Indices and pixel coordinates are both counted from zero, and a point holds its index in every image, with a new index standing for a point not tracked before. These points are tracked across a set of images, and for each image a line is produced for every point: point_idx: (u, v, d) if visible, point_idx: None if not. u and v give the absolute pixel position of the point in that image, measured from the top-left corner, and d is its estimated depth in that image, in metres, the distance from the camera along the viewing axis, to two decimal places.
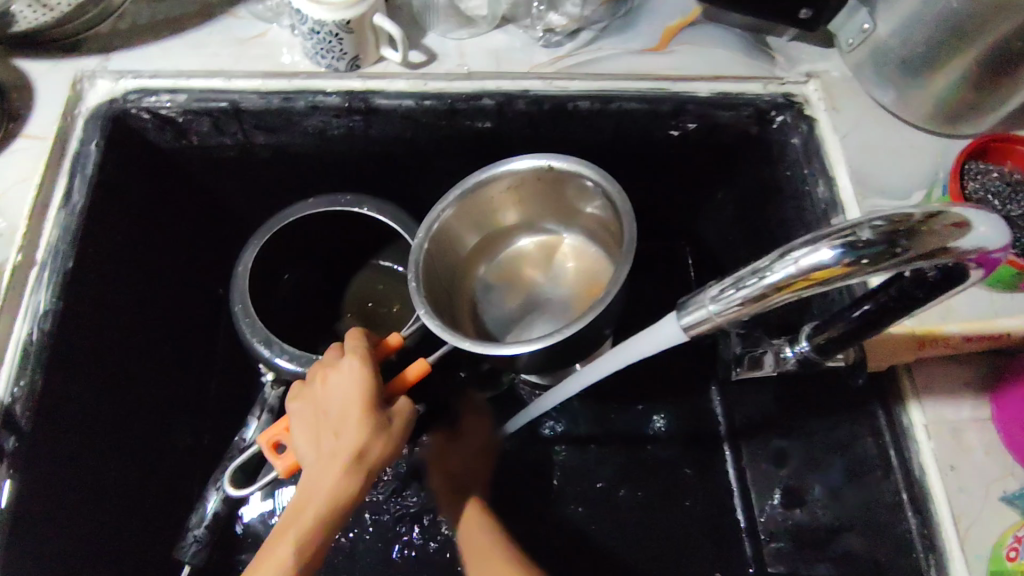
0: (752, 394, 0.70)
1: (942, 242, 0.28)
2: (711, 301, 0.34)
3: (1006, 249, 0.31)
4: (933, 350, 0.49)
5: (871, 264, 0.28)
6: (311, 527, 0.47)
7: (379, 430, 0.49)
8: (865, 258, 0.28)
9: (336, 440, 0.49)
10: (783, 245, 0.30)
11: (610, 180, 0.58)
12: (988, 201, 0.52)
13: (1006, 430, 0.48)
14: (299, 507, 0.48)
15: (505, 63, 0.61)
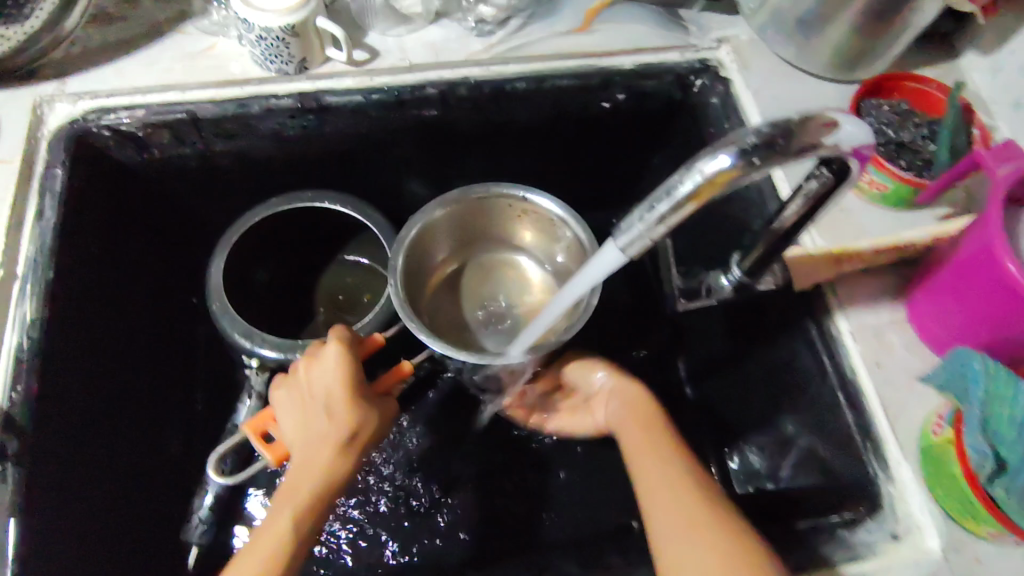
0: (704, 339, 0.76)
1: (813, 141, 0.34)
2: (638, 223, 0.38)
3: (869, 146, 0.37)
4: (850, 265, 0.56)
5: (760, 164, 0.33)
6: (309, 500, 0.50)
7: (367, 413, 0.54)
8: (757, 158, 0.33)
9: (329, 421, 0.53)
10: (689, 159, 0.35)
11: (585, 229, 0.64)
12: (884, 131, 0.58)
13: (919, 327, 0.55)
14: (293, 484, 0.51)
15: (444, 54, 0.66)
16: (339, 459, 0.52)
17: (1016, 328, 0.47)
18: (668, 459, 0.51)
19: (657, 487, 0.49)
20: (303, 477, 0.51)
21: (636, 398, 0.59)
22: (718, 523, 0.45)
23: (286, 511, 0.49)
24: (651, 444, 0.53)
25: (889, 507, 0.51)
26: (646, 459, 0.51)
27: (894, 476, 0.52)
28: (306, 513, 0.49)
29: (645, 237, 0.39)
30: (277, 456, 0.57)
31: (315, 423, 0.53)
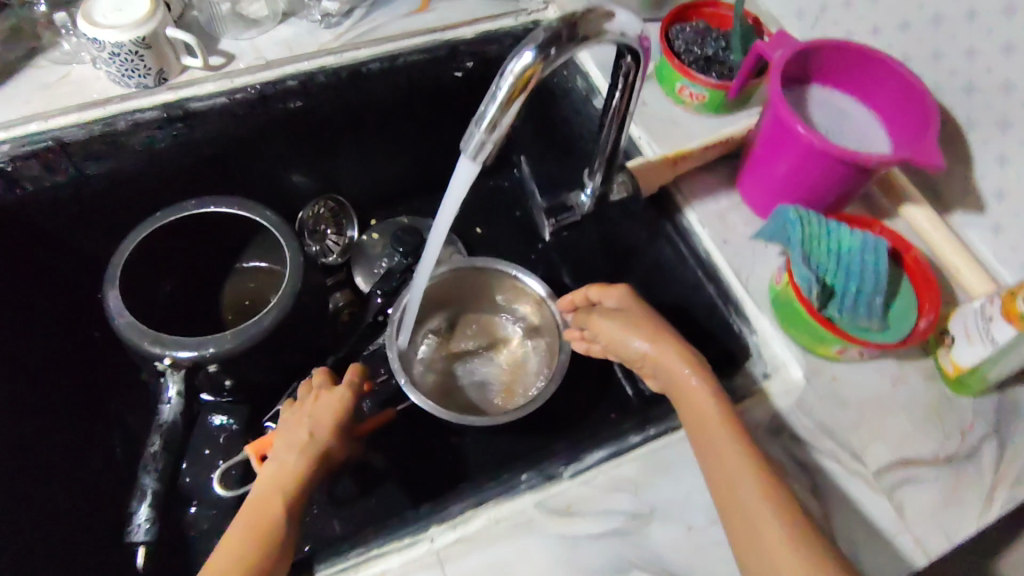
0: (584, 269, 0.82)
1: (590, 31, 0.42)
2: (476, 132, 0.44)
3: (642, 38, 0.46)
4: (685, 163, 0.65)
5: (555, 54, 0.41)
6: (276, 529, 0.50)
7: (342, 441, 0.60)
8: (553, 50, 0.41)
9: (298, 462, 0.56)
10: (499, 66, 0.42)
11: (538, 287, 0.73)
12: (692, 50, 0.68)
13: (750, 201, 0.64)
14: (250, 519, 0.51)
15: (296, 48, 0.70)
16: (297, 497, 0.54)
17: (812, 175, 0.57)
18: (742, 462, 0.47)
19: (739, 508, 0.46)
20: (265, 513, 0.52)
21: (684, 376, 0.53)
22: (808, 549, 0.43)
23: (252, 538, 0.49)
24: (719, 440, 0.49)
25: (756, 353, 0.59)
26: (719, 465, 0.48)
27: (756, 327, 0.60)
28: (270, 542, 0.49)
29: (486, 145, 0.45)
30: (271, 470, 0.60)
31: (281, 469, 0.55)
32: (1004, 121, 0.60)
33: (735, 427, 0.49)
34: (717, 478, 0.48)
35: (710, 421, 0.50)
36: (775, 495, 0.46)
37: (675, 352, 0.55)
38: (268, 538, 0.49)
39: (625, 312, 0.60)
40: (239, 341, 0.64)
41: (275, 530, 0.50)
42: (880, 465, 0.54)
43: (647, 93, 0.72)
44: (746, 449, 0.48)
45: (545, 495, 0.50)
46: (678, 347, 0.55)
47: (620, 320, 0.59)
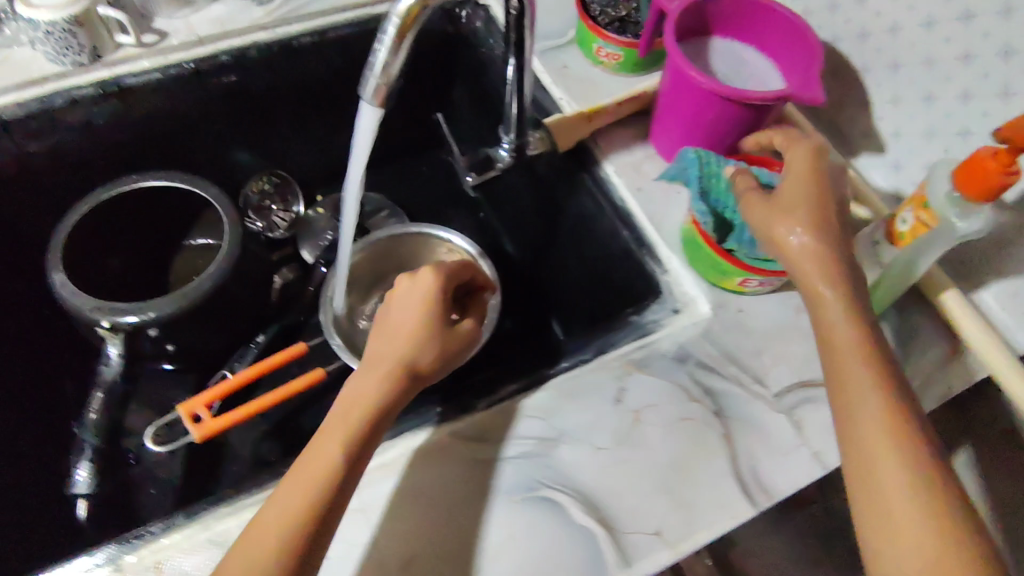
0: (517, 228, 0.85)
1: None
2: (371, 75, 0.46)
3: None
4: (600, 118, 0.67)
5: None
6: (340, 465, 0.45)
7: (426, 344, 0.54)
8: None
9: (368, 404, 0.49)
10: (385, 8, 0.44)
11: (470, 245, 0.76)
12: (607, 13, 0.71)
13: (661, 149, 0.67)
14: (316, 449, 0.46)
15: (228, 24, 0.73)
16: (372, 426, 0.48)
17: (712, 118, 0.60)
18: (873, 396, 0.44)
19: (860, 454, 0.43)
20: (329, 443, 0.46)
21: (836, 322, 0.47)
22: (928, 492, 0.40)
23: (312, 476, 0.45)
24: (855, 388, 0.44)
25: (667, 290, 0.62)
26: (849, 405, 0.44)
27: (667, 267, 0.63)
28: (340, 478, 0.45)
29: (381, 88, 0.47)
30: (203, 435, 0.62)
31: (359, 399, 0.49)
32: (895, 63, 0.63)
33: (876, 355, 0.45)
34: (857, 458, 0.43)
35: (847, 356, 0.46)
36: (913, 436, 0.42)
37: (815, 269, 0.49)
38: (337, 473, 0.45)
39: (789, 167, 0.53)
40: (176, 307, 0.67)
41: (348, 459, 0.46)
42: (780, 387, 0.57)
43: (569, 56, 0.75)
44: (885, 391, 0.44)
45: (459, 424, 0.53)
46: (817, 253, 0.49)
47: (794, 183, 0.51)
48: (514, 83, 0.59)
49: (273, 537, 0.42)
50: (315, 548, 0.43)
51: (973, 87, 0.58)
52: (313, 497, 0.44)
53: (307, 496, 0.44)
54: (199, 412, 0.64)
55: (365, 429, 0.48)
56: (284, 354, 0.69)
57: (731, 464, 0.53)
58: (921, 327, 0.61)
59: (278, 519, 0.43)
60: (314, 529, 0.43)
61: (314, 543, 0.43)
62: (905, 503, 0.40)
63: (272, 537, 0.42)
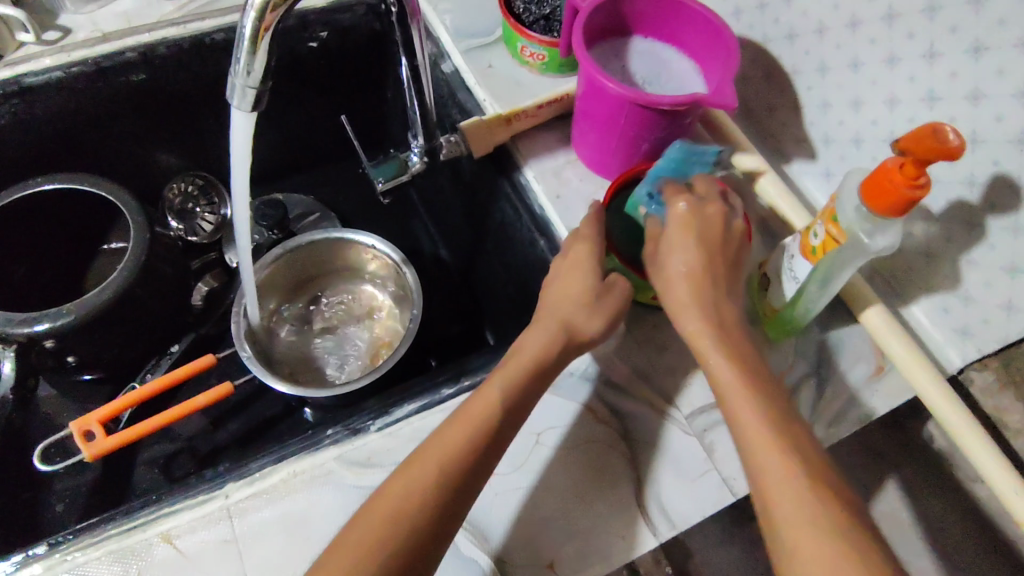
0: (448, 232, 0.82)
1: None
2: (235, 76, 0.45)
3: None
4: (520, 122, 0.64)
5: None
6: (481, 441, 0.43)
7: (600, 296, 0.51)
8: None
9: (505, 386, 0.46)
10: (243, 4, 0.42)
11: (392, 251, 0.73)
12: (531, 10, 0.69)
13: (583, 156, 0.64)
14: (426, 449, 0.43)
15: (136, 21, 0.70)
16: (514, 413, 0.45)
17: (626, 124, 0.57)
18: (765, 438, 0.42)
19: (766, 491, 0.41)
20: (456, 430, 0.43)
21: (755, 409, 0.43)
22: None
23: (452, 447, 0.43)
24: (756, 432, 0.43)
25: None
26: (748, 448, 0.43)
27: None
28: (463, 472, 0.42)
29: (247, 90, 0.45)
30: (94, 455, 0.59)
31: (517, 365, 0.47)
32: (822, 66, 0.60)
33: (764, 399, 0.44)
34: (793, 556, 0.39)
35: (735, 394, 0.45)
36: (809, 479, 0.40)
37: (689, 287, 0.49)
38: (472, 451, 0.43)
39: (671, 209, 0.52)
40: (74, 316, 0.63)
41: (479, 446, 0.43)
42: (692, 408, 0.54)
43: (494, 56, 0.71)
44: (772, 434, 0.42)
45: (347, 448, 0.50)
46: (692, 273, 0.49)
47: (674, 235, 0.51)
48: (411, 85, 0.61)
49: (364, 539, 0.39)
50: (421, 555, 0.39)
51: (897, 91, 0.55)
52: (428, 487, 0.41)
53: (408, 496, 0.41)
54: (93, 429, 0.61)
55: (504, 415, 0.45)
56: (191, 366, 0.66)
57: (634, 491, 0.50)
58: (847, 343, 0.58)
59: (385, 501, 0.40)
60: (414, 536, 0.39)
61: (425, 552, 0.40)
62: (811, 544, 0.38)
63: (365, 537, 0.39)
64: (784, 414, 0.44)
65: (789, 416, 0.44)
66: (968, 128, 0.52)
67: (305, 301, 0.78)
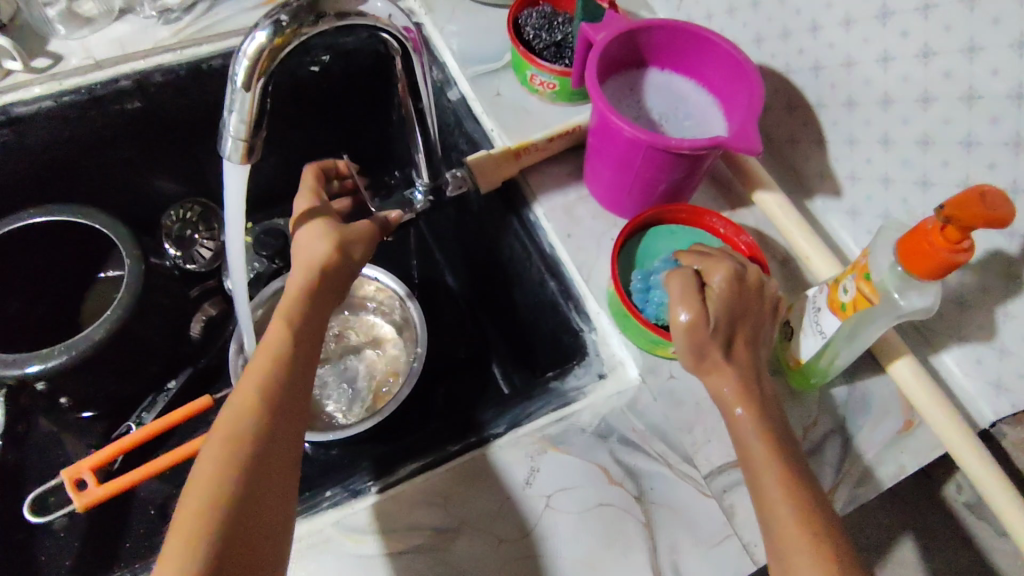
0: (452, 259, 0.79)
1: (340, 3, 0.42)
2: (227, 126, 0.42)
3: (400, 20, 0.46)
4: (528, 157, 0.62)
5: (297, 28, 0.40)
6: (264, 395, 0.42)
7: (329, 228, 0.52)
8: (284, 16, 0.40)
9: (277, 368, 0.44)
10: (235, 50, 0.40)
11: (398, 284, 0.71)
12: (541, 36, 0.65)
13: (596, 195, 0.61)
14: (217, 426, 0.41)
15: (130, 46, 0.67)
16: (291, 371, 0.45)
17: (641, 166, 0.54)
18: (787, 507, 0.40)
19: None
20: (236, 406, 0.42)
21: (773, 477, 0.42)
22: None
23: (239, 411, 0.41)
24: (778, 505, 0.41)
25: (593, 352, 0.56)
26: (767, 511, 0.41)
27: (595, 324, 0.57)
28: (263, 430, 0.41)
29: (239, 141, 0.43)
30: (85, 505, 0.57)
31: (281, 317, 0.47)
32: (850, 101, 0.57)
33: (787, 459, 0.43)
34: None
35: (762, 465, 0.42)
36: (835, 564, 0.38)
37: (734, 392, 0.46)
38: (261, 409, 0.42)
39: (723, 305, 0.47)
40: (66, 356, 0.61)
41: (270, 398, 0.42)
42: (712, 467, 0.51)
43: (503, 83, 0.69)
44: (791, 493, 0.41)
45: (346, 512, 0.47)
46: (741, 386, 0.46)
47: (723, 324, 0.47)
48: (416, 121, 0.57)
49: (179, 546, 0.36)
50: (252, 531, 0.38)
51: (931, 131, 0.52)
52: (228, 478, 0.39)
53: (210, 490, 0.38)
54: (84, 477, 0.58)
55: (282, 368, 0.44)
56: (189, 408, 0.63)
57: (652, 562, 0.47)
58: (874, 395, 0.55)
59: (190, 486, 0.38)
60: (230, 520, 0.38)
61: (256, 514, 0.39)
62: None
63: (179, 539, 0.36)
64: (809, 486, 0.42)
65: (821, 501, 0.41)
66: (1008, 175, 0.49)
67: None
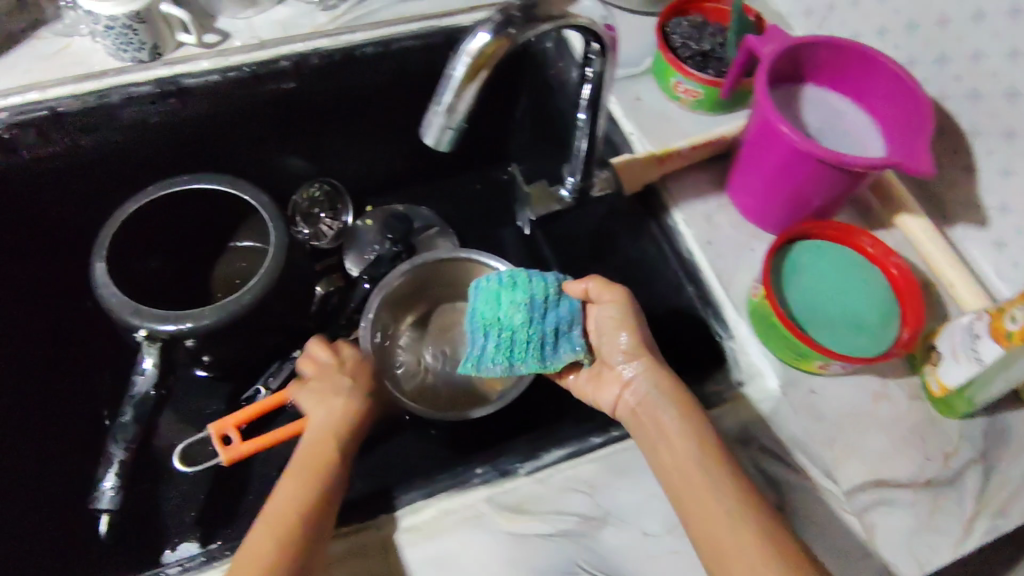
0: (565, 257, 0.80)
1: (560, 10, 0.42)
2: (435, 116, 0.43)
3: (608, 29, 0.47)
4: (672, 163, 0.63)
5: (516, 32, 0.40)
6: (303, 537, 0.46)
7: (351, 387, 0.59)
8: (509, 28, 0.40)
9: (301, 504, 0.48)
10: (453, 49, 0.41)
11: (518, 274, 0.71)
12: (689, 46, 0.66)
13: (740, 206, 0.62)
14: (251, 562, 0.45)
15: (291, 29, 0.70)
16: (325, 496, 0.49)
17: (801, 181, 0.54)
18: (733, 518, 0.45)
19: (714, 530, 0.45)
20: (268, 547, 0.45)
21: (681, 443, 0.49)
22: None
23: (274, 547, 0.45)
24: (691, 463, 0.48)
25: (732, 360, 0.57)
26: (688, 484, 0.47)
27: (734, 333, 0.58)
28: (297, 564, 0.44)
29: (446, 130, 0.43)
30: (230, 458, 0.60)
31: (309, 458, 0.52)
32: (1009, 131, 0.57)
33: (722, 466, 0.48)
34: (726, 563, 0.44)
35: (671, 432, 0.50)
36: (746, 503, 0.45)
37: (662, 383, 0.52)
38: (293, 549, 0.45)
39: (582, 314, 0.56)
40: (215, 318, 0.64)
41: (301, 539, 0.46)
42: (851, 484, 0.51)
43: (642, 88, 0.70)
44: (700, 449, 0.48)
45: (498, 490, 0.50)
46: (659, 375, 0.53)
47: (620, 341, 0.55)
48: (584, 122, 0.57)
49: None
50: None
51: None
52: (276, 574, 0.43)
53: None
54: (228, 433, 0.61)
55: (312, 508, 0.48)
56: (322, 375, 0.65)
57: None
58: (1014, 429, 0.55)
59: None
60: None
61: None
62: None
63: None
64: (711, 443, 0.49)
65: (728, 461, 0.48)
66: None
67: (423, 317, 0.78)
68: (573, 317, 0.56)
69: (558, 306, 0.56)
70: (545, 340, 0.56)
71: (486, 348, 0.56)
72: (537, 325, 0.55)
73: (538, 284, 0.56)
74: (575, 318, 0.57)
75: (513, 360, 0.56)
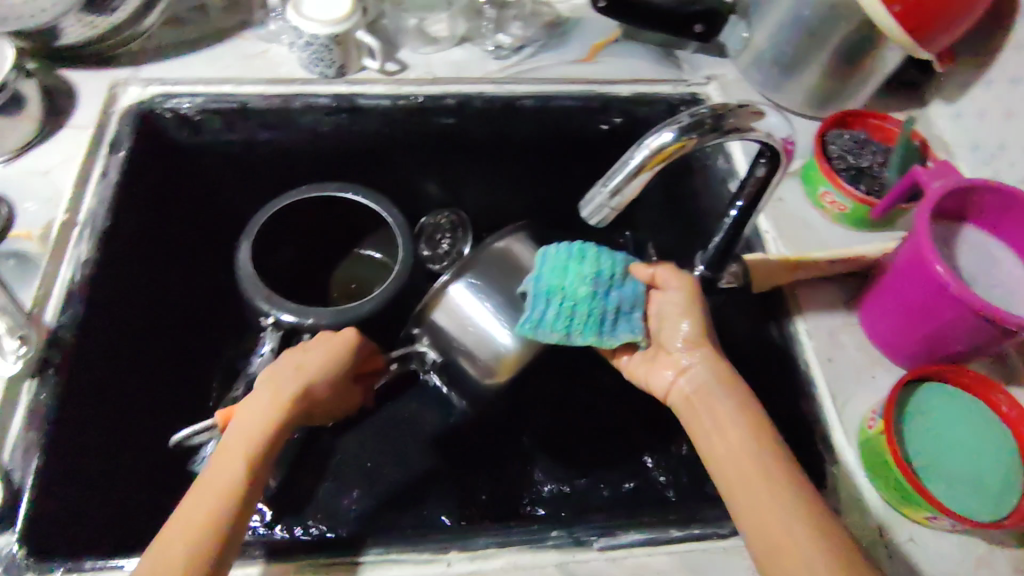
0: None
1: (742, 123, 0.45)
2: (601, 193, 0.46)
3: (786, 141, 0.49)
4: (806, 271, 0.62)
5: (697, 138, 0.44)
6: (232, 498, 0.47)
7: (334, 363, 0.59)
8: (693, 133, 0.43)
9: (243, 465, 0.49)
10: (635, 139, 0.44)
11: None
12: (846, 158, 0.66)
13: (871, 332, 0.61)
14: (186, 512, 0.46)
15: (463, 71, 0.75)
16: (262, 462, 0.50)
17: (942, 321, 0.52)
18: (794, 523, 0.42)
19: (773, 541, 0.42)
20: (208, 500, 0.46)
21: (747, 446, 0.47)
22: None
23: (212, 501, 0.46)
24: (750, 463, 0.46)
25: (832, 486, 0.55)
26: (746, 484, 0.45)
27: (840, 459, 0.56)
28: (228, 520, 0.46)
29: (607, 208, 0.46)
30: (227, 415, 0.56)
31: (259, 417, 0.53)
32: None
33: (788, 473, 0.45)
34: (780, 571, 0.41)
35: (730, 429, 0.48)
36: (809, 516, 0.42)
37: (719, 380, 0.51)
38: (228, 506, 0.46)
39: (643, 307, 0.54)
40: (336, 319, 0.68)
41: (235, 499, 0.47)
42: None
43: (788, 189, 0.70)
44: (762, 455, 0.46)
45: (569, 558, 0.50)
46: (715, 370, 0.51)
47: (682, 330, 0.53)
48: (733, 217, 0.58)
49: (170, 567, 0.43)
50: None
51: None
52: (215, 525, 0.45)
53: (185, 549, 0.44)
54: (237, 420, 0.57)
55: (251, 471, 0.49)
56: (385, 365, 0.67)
57: None
58: None
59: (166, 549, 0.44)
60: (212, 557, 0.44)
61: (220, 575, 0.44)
62: None
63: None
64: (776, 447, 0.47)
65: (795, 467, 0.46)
66: None
67: None
68: (636, 298, 0.54)
69: (623, 284, 0.54)
70: (604, 316, 0.53)
71: (546, 314, 0.54)
72: (600, 301, 0.53)
73: (609, 260, 0.54)
74: (638, 301, 0.55)
75: (570, 330, 0.53)
